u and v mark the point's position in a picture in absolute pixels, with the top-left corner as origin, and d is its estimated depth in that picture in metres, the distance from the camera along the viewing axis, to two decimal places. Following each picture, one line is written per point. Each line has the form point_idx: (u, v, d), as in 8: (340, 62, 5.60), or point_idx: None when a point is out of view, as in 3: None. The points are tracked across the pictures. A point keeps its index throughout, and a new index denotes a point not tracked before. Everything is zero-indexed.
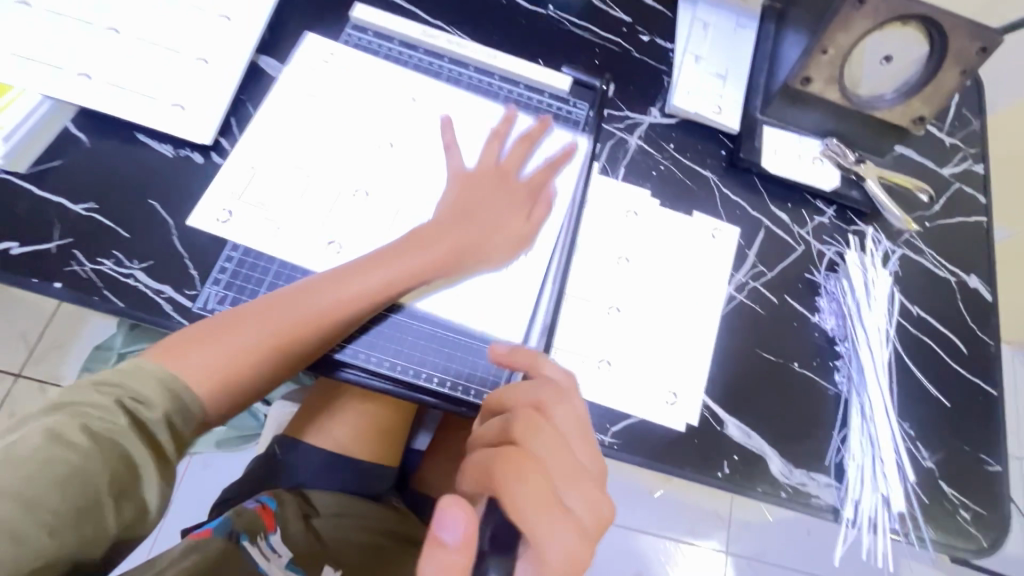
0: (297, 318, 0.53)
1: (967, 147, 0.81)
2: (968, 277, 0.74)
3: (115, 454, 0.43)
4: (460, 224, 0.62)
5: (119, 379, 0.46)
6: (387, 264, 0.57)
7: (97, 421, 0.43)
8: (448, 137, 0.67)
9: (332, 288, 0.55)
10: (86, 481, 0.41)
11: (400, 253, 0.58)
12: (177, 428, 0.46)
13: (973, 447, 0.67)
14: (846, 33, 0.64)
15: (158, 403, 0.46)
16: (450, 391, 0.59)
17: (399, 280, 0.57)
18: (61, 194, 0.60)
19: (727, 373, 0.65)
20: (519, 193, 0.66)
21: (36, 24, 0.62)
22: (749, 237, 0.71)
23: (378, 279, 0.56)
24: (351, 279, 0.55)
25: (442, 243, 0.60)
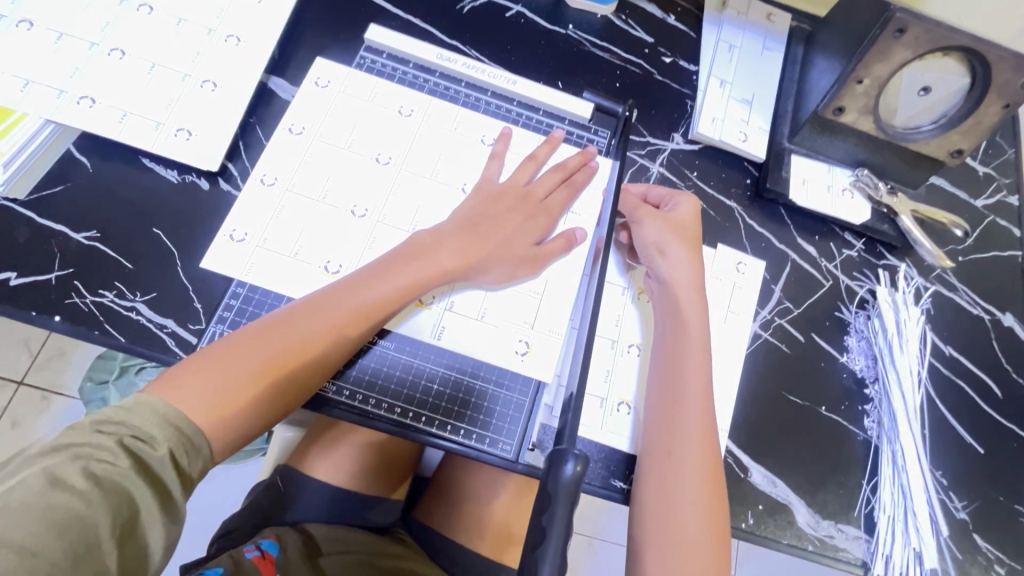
0: (270, 352, 0.48)
1: (1001, 177, 0.78)
2: (1003, 315, 0.71)
3: (119, 497, 0.39)
4: (468, 233, 0.57)
5: (122, 416, 0.41)
6: (391, 275, 0.53)
7: (100, 464, 0.39)
8: (500, 146, 0.65)
9: (302, 320, 0.50)
10: (87, 527, 0.37)
11: (409, 260, 0.54)
12: (182, 467, 0.42)
13: (1009, 498, 0.64)
14: (884, 63, 0.61)
15: (162, 440, 0.41)
16: (463, 439, 0.56)
17: (393, 296, 0.53)
18: (62, 222, 0.57)
19: (751, 416, 0.62)
20: (540, 221, 0.62)
21: (40, 44, 0.60)
22: (774, 271, 0.68)
23: (374, 295, 0.52)
24: (343, 297, 0.51)
25: (446, 253, 0.56)
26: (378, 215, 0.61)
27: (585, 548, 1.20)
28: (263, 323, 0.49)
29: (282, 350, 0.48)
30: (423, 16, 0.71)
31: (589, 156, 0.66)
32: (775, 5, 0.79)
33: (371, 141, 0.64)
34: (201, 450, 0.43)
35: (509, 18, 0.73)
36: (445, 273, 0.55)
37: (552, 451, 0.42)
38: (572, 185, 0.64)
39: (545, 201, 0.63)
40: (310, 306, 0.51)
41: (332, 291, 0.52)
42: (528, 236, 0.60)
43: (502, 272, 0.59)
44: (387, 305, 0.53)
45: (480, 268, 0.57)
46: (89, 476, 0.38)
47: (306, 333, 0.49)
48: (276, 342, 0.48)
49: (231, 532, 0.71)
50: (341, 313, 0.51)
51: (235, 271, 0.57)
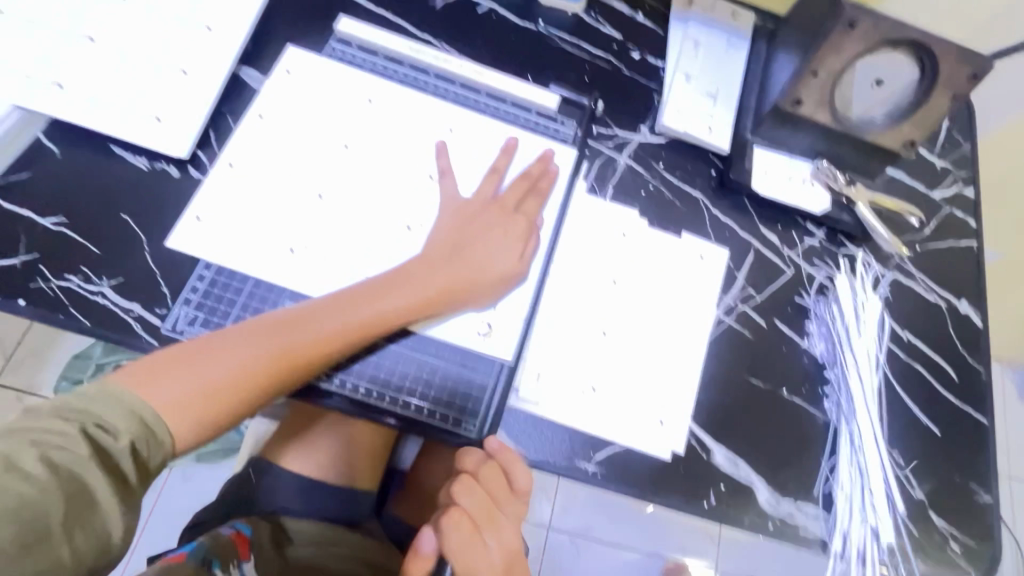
0: (246, 359, 0.50)
1: (958, 170, 0.81)
2: (958, 302, 0.73)
3: (73, 484, 0.41)
4: (450, 260, 0.60)
5: (85, 404, 0.44)
6: (373, 301, 0.55)
7: (57, 451, 0.41)
8: (444, 162, 0.65)
9: (284, 331, 0.52)
10: (37, 510, 0.39)
11: (394, 287, 0.57)
12: (140, 458, 0.44)
13: (963, 477, 0.65)
14: (836, 56, 0.63)
15: (125, 431, 0.44)
16: (435, 420, 0.57)
17: (374, 322, 0.55)
18: (29, 207, 0.58)
19: (714, 398, 0.64)
20: (513, 232, 0.64)
21: (8, 31, 0.60)
22: (737, 258, 0.70)
23: (355, 319, 0.54)
24: (326, 318, 0.54)
25: (431, 282, 0.58)
26: (339, 199, 0.62)
27: (565, 544, 1.20)
28: (246, 329, 0.52)
29: (258, 358, 0.51)
30: (395, 10, 0.73)
31: (546, 162, 0.68)
32: (739, 4, 0.81)
33: (340, 128, 0.65)
34: (163, 444, 0.46)
35: (479, 13, 0.75)
36: (427, 304, 0.58)
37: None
38: (539, 193, 0.66)
39: (518, 209, 0.65)
40: (295, 318, 0.53)
41: (318, 307, 0.54)
42: (507, 253, 0.62)
43: (485, 298, 0.61)
44: (368, 329, 0.55)
45: (462, 295, 0.60)
46: (47, 463, 0.41)
47: (284, 345, 0.52)
48: (255, 350, 0.51)
49: (201, 524, 0.72)
50: (321, 333, 0.53)
51: (201, 253, 0.58)
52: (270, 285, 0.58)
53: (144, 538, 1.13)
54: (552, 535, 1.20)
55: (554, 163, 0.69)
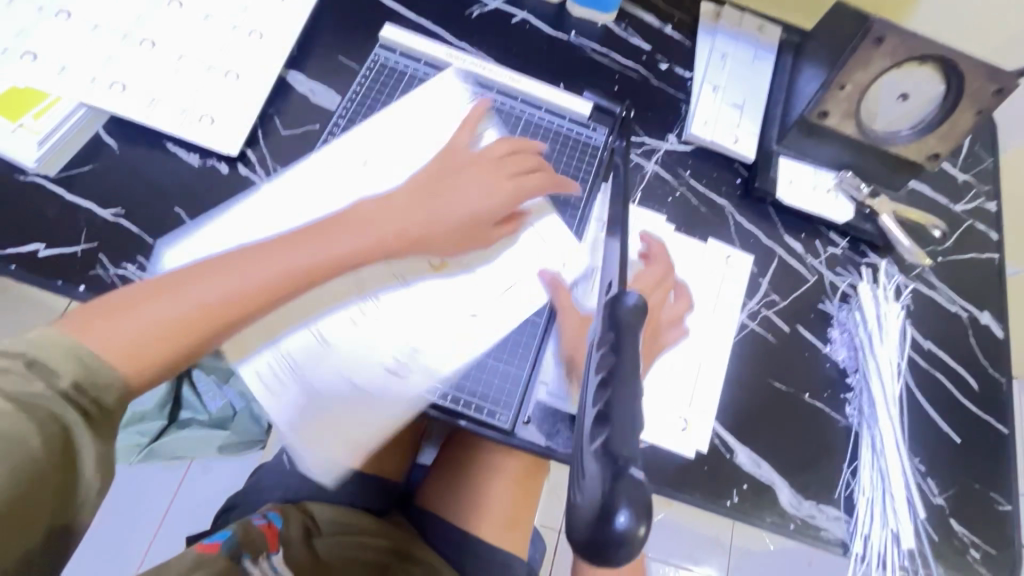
0: (183, 306, 0.49)
1: (980, 184, 0.82)
2: (980, 313, 0.74)
3: (37, 416, 0.42)
4: (406, 208, 0.61)
5: (24, 345, 0.43)
6: (317, 244, 0.56)
7: (13, 387, 0.42)
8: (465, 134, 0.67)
9: (229, 274, 0.52)
10: (13, 442, 0.41)
11: (327, 233, 0.57)
12: (91, 391, 0.44)
13: (984, 486, 0.66)
14: (864, 70, 0.65)
15: (68, 367, 0.44)
16: (459, 407, 0.59)
17: (324, 265, 0.55)
18: (89, 199, 0.61)
19: (737, 399, 0.65)
20: (484, 206, 0.64)
21: (75, 33, 0.64)
22: (762, 265, 0.72)
23: (302, 260, 0.54)
24: (267, 262, 0.53)
25: (378, 228, 0.59)
26: None
27: None
28: (184, 273, 0.51)
29: (202, 302, 0.50)
30: (434, 19, 0.76)
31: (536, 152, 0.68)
32: (766, 18, 0.84)
33: (382, 133, 0.68)
34: (115, 382, 0.46)
35: (515, 23, 0.78)
36: (373, 250, 0.58)
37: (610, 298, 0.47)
38: (524, 182, 0.66)
39: (513, 175, 0.65)
40: (237, 262, 0.52)
41: (261, 250, 0.54)
42: (480, 208, 0.63)
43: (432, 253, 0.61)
44: (316, 271, 0.55)
45: (415, 241, 0.60)
46: (7, 397, 0.42)
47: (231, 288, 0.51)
48: (190, 297, 0.50)
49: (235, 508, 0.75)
50: (265, 275, 0.53)
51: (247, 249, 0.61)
52: None
53: (169, 523, 1.16)
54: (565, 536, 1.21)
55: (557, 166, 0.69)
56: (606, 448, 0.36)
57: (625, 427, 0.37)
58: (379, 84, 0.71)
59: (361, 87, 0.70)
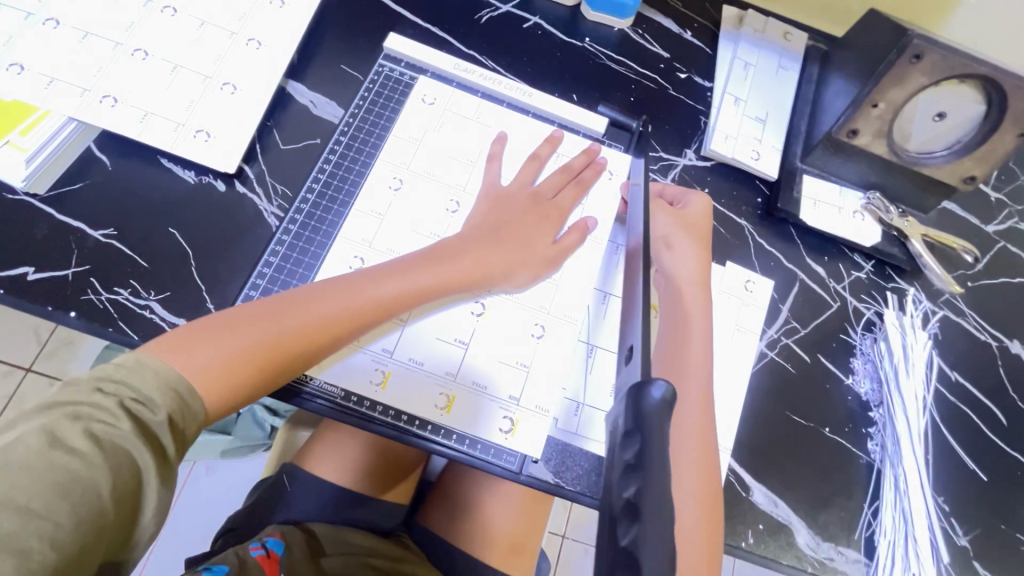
0: (275, 331, 0.49)
1: (1013, 203, 0.78)
2: (1011, 342, 0.71)
3: (120, 459, 0.40)
4: (489, 238, 0.59)
5: (123, 375, 0.42)
6: (407, 275, 0.54)
7: (100, 424, 0.40)
8: (496, 147, 0.66)
9: (320, 302, 0.51)
10: (88, 488, 0.38)
11: (427, 264, 0.56)
12: (179, 432, 0.43)
13: (1010, 526, 0.64)
14: (899, 88, 0.61)
15: (162, 405, 0.43)
16: (465, 448, 0.56)
17: (409, 296, 0.54)
18: (80, 218, 0.58)
19: (754, 434, 0.62)
20: (552, 219, 0.63)
21: (64, 42, 0.60)
22: (783, 290, 0.69)
23: (389, 291, 0.53)
24: (358, 289, 0.52)
25: (467, 258, 0.57)
26: (385, 223, 0.62)
27: (579, 554, 1.19)
28: (272, 301, 0.50)
29: (288, 328, 0.49)
30: (440, 25, 0.72)
31: (594, 154, 0.67)
32: (791, 24, 0.79)
33: (387, 150, 0.65)
34: (197, 415, 0.45)
35: (526, 29, 0.74)
36: (462, 281, 0.57)
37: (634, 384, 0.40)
38: (581, 183, 0.66)
39: (554, 199, 0.64)
40: (324, 291, 0.52)
41: (349, 280, 0.53)
42: (546, 243, 0.61)
43: (522, 279, 0.59)
44: (398, 303, 0.54)
45: (498, 275, 0.58)
46: (90, 436, 0.40)
47: (316, 316, 0.50)
48: (282, 323, 0.49)
49: (234, 530, 0.73)
50: (354, 304, 0.52)
51: (261, 263, 0.59)
52: None
53: (170, 527, 1.15)
54: (568, 545, 1.19)
55: (601, 155, 0.68)
56: (633, 548, 0.31)
57: (655, 525, 0.32)
58: (383, 97, 0.67)
59: (364, 100, 0.67)
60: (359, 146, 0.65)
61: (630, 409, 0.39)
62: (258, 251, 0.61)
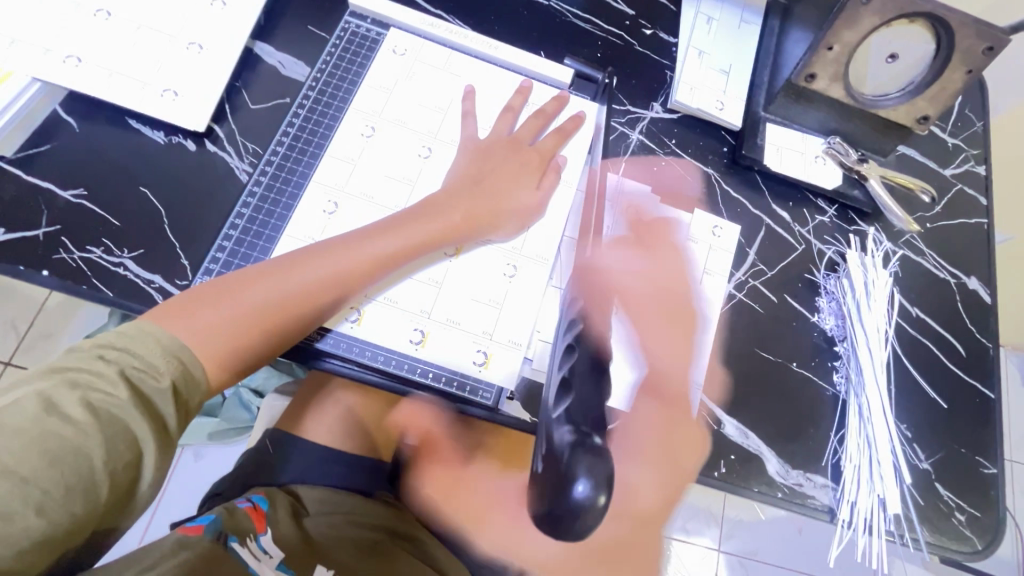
0: (275, 293, 0.51)
1: (970, 148, 0.80)
2: (968, 279, 0.74)
3: (116, 428, 0.41)
4: (471, 194, 0.61)
5: (124, 343, 0.44)
6: (396, 232, 0.57)
7: (99, 394, 0.41)
8: (468, 104, 0.67)
9: (315, 264, 0.53)
10: (81, 456, 0.39)
11: (416, 220, 0.58)
12: (182, 398, 0.45)
13: (970, 450, 0.66)
14: (852, 30, 0.63)
15: (165, 373, 0.44)
16: (442, 385, 0.57)
17: (401, 250, 0.57)
18: (49, 180, 0.58)
19: (725, 371, 0.64)
20: (532, 166, 0.65)
21: (26, 5, 0.60)
22: (749, 234, 0.71)
23: (382, 247, 0.56)
24: (352, 249, 0.55)
25: (453, 212, 0.59)
26: (354, 175, 0.63)
27: None
28: (267, 266, 0.52)
29: (288, 290, 0.51)
30: None
31: (563, 101, 0.70)
32: None
33: (353, 106, 0.65)
34: (199, 383, 0.46)
35: None
36: (451, 233, 0.59)
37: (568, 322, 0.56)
38: (559, 131, 0.68)
39: (533, 146, 0.67)
40: (318, 253, 0.54)
41: (341, 241, 0.55)
42: (529, 194, 0.64)
43: (509, 228, 0.62)
44: (390, 258, 0.56)
45: (485, 227, 0.61)
46: (89, 405, 0.41)
47: (313, 278, 0.52)
48: (283, 284, 0.51)
49: (220, 493, 0.73)
50: (348, 262, 0.54)
51: (232, 213, 0.60)
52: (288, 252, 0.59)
53: (161, 509, 1.16)
54: None
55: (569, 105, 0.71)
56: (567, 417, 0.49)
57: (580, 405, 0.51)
58: (350, 52, 0.67)
59: (331, 56, 0.67)
60: (328, 101, 0.65)
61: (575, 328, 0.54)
62: (230, 208, 0.61)
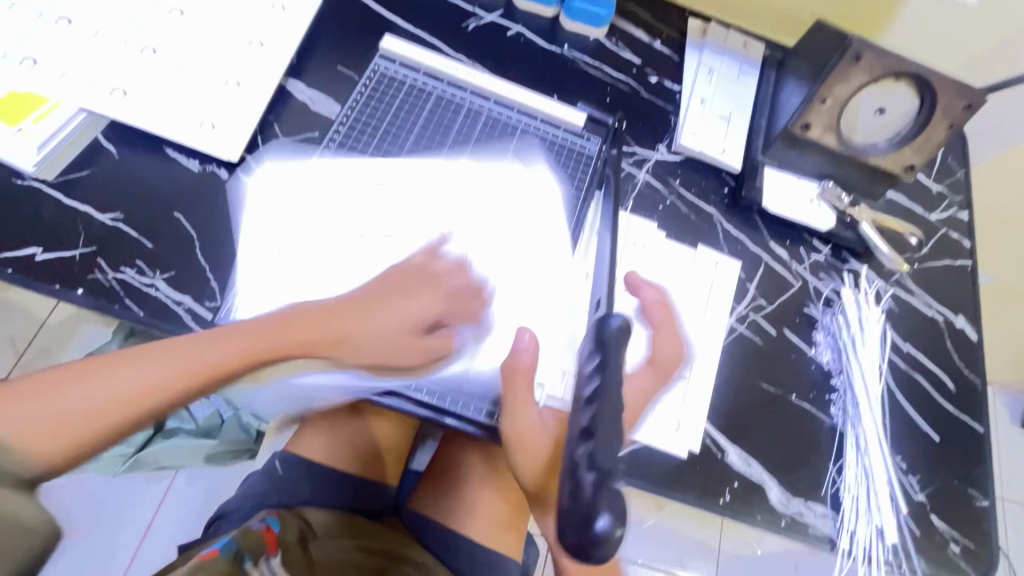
0: (160, 377, 0.50)
1: (953, 195, 0.86)
2: (955, 317, 0.78)
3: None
4: (393, 300, 0.59)
5: None
6: (284, 330, 0.55)
7: None
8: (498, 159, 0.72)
9: (191, 355, 0.51)
10: None
11: (322, 320, 0.56)
12: None
13: (962, 482, 0.69)
14: (844, 85, 0.69)
15: None
16: (443, 404, 0.60)
17: (266, 352, 0.54)
18: (88, 203, 0.61)
19: (728, 401, 0.67)
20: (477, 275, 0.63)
21: (76, 40, 0.64)
22: (749, 271, 0.74)
23: (236, 349, 0.53)
24: (238, 341, 0.53)
25: (365, 321, 0.57)
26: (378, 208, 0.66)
27: None
28: (160, 345, 0.52)
29: (179, 377, 0.51)
30: (431, 32, 0.78)
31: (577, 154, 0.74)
32: (750, 35, 0.87)
33: (380, 142, 0.70)
34: None
35: (510, 36, 0.80)
36: (354, 340, 0.57)
37: (600, 318, 0.50)
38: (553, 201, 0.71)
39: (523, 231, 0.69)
40: (203, 342, 0.52)
41: (232, 331, 0.53)
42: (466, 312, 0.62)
43: (432, 345, 0.59)
44: (258, 360, 0.54)
45: (406, 340, 0.58)
46: None
47: (200, 367, 0.51)
48: (170, 369, 0.50)
49: (228, 514, 0.73)
50: (215, 358, 0.52)
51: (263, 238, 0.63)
52: (312, 278, 0.61)
53: (154, 530, 1.14)
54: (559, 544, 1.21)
55: (582, 150, 0.75)
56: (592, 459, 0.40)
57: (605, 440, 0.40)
58: (378, 92, 0.72)
59: (360, 95, 0.71)
60: (356, 137, 0.69)
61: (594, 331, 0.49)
62: None
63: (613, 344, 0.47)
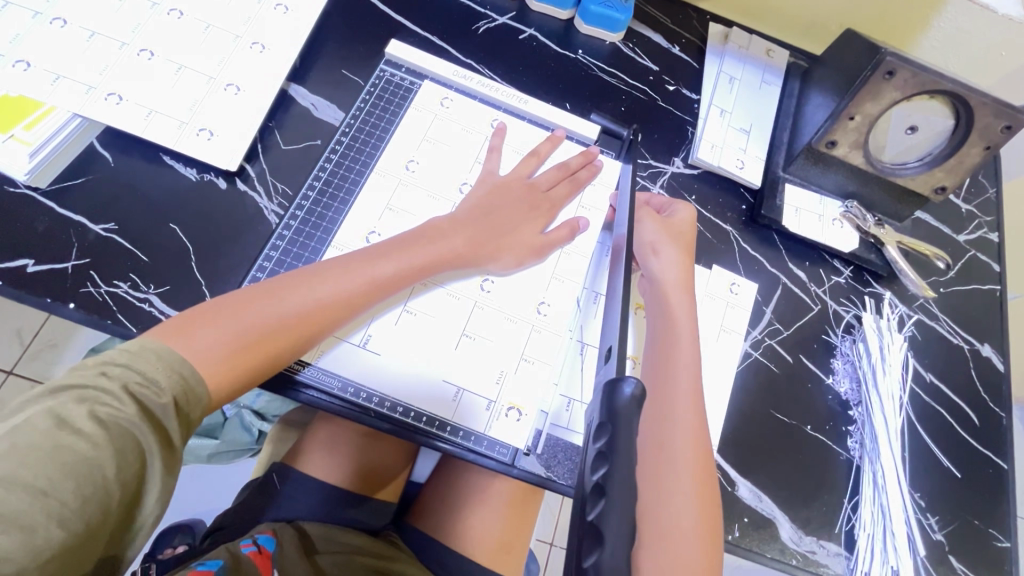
0: (293, 309, 0.51)
1: (983, 215, 0.82)
2: (981, 345, 0.74)
3: (124, 441, 0.41)
4: (478, 222, 0.62)
5: (126, 360, 0.43)
6: (399, 254, 0.57)
7: (106, 409, 0.41)
8: (495, 141, 0.69)
9: (314, 285, 0.52)
10: (92, 468, 0.39)
11: (422, 242, 0.59)
12: (182, 415, 0.44)
13: (983, 522, 0.66)
14: (874, 102, 0.65)
15: (166, 388, 0.43)
16: (432, 428, 0.57)
17: (390, 276, 0.56)
18: (82, 213, 0.59)
19: (740, 430, 0.64)
20: (543, 211, 0.66)
21: (70, 42, 0.62)
22: (766, 293, 0.71)
23: (376, 273, 0.55)
24: (358, 268, 0.55)
25: (460, 238, 0.61)
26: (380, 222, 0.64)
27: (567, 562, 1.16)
28: (283, 281, 0.52)
29: (302, 314, 0.51)
30: (440, 35, 0.75)
31: (590, 156, 0.70)
32: (774, 41, 0.83)
33: (383, 150, 0.67)
34: (200, 399, 0.45)
35: (521, 40, 0.77)
36: (452, 257, 0.60)
37: (608, 383, 0.46)
38: (575, 181, 0.69)
39: (548, 192, 0.67)
40: (321, 273, 0.53)
41: (343, 261, 0.55)
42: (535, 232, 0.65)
43: (506, 261, 0.63)
44: (387, 285, 0.56)
45: (485, 255, 0.62)
46: (96, 419, 0.40)
47: (330, 295, 0.52)
48: (288, 302, 0.51)
49: (223, 528, 0.72)
50: (337, 288, 0.53)
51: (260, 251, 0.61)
52: None
53: None
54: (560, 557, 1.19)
55: (597, 160, 0.72)
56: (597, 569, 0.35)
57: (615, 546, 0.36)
58: (383, 100, 0.69)
59: (365, 103, 0.69)
60: (360, 146, 0.67)
61: (605, 383, 0.46)
62: (257, 249, 0.62)
63: (624, 418, 0.43)
